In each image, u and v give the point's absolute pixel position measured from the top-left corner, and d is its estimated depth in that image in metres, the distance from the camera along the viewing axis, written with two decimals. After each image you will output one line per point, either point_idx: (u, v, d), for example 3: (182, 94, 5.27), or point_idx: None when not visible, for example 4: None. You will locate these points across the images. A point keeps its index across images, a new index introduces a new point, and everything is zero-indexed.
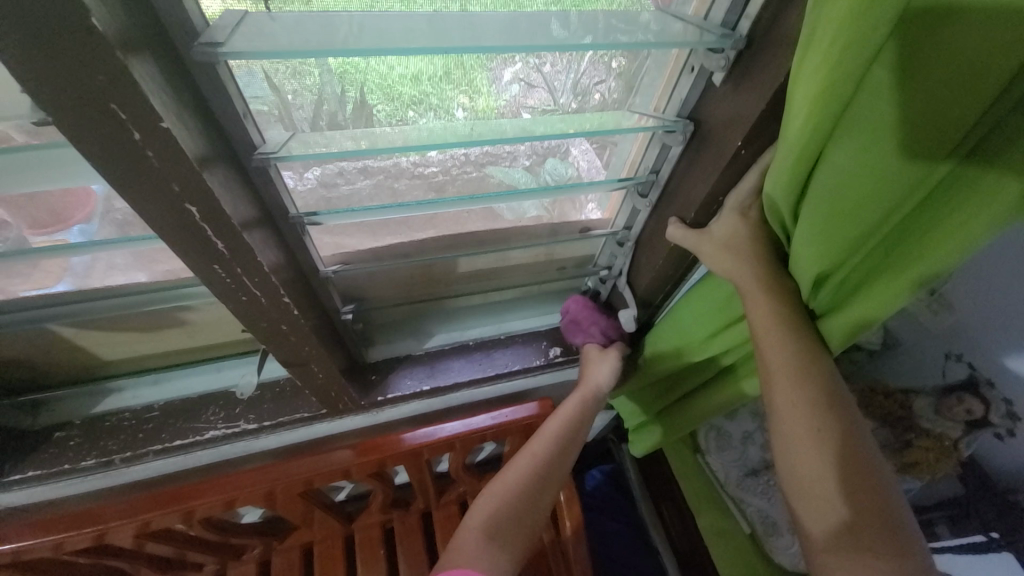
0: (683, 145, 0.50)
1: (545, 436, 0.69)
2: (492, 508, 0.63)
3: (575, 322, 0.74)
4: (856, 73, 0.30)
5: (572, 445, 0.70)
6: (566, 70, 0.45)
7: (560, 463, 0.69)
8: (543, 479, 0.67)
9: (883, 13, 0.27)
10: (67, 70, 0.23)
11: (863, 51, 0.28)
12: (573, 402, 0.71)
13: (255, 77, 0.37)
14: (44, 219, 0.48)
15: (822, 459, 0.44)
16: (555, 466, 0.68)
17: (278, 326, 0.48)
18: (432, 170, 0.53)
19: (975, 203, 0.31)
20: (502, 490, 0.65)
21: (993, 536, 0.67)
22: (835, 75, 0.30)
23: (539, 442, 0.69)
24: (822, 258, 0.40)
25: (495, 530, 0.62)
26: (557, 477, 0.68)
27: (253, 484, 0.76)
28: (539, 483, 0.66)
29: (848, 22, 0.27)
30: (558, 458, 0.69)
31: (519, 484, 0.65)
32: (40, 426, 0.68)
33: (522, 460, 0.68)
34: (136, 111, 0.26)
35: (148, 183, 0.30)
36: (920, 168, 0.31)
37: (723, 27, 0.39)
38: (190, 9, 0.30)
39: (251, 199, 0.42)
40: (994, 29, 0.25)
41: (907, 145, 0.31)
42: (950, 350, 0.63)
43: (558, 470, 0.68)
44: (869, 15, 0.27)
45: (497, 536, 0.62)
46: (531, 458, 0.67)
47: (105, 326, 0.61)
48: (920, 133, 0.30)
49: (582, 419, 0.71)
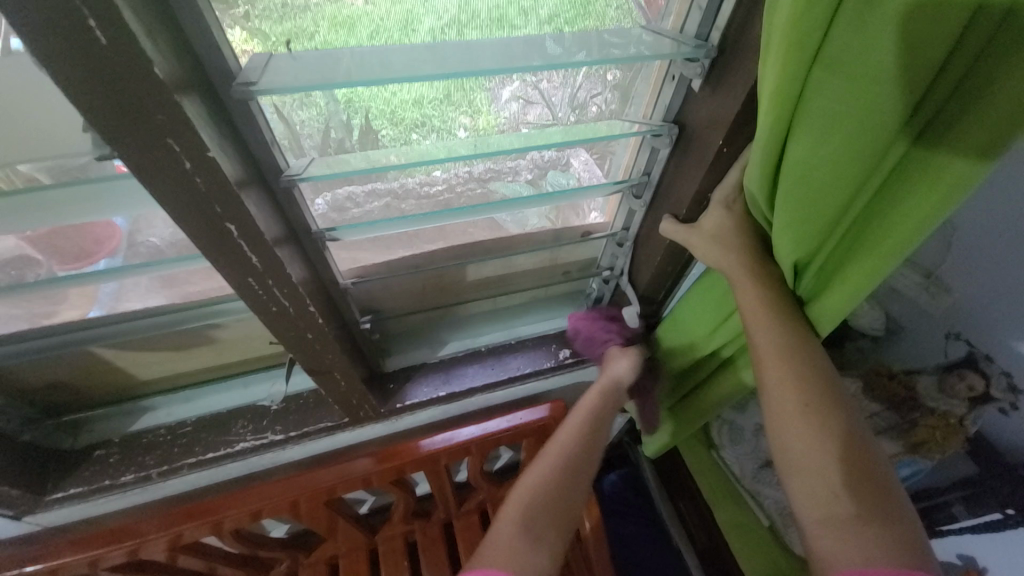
0: (670, 147, 0.54)
1: (571, 427, 0.71)
2: (523, 498, 0.64)
3: (589, 338, 0.79)
4: (804, 73, 0.33)
5: (599, 437, 0.72)
6: (562, 86, 0.49)
7: (589, 455, 0.70)
8: (570, 469, 0.68)
9: (826, 18, 0.30)
10: (130, 112, 0.28)
11: (809, 54, 0.32)
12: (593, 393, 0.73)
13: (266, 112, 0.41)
14: (75, 253, 0.52)
15: (814, 438, 0.46)
16: (583, 457, 0.69)
17: (304, 334, 0.51)
18: (437, 188, 0.57)
19: (927, 180, 0.34)
20: (534, 478, 0.66)
21: (1010, 513, 0.64)
22: (786, 78, 0.33)
23: (565, 433, 0.70)
24: (797, 245, 0.43)
25: (529, 518, 0.63)
26: (584, 467, 0.69)
27: (278, 495, 0.79)
28: (567, 474, 0.67)
29: (790, 31, 0.31)
30: (585, 450, 0.70)
31: (548, 472, 0.67)
32: (80, 445, 0.72)
33: (549, 451, 0.69)
34: (187, 143, 0.30)
35: (195, 207, 0.34)
36: (875, 152, 0.35)
37: (697, 38, 0.43)
38: (226, 55, 0.35)
39: (277, 217, 0.46)
40: (923, 24, 0.29)
41: (860, 134, 0.34)
42: (949, 329, 0.65)
43: (588, 461, 0.70)
44: (807, 23, 0.30)
45: (531, 523, 0.62)
46: (557, 447, 0.69)
47: (141, 346, 0.65)
48: (869, 122, 0.33)
49: (606, 413, 0.72)
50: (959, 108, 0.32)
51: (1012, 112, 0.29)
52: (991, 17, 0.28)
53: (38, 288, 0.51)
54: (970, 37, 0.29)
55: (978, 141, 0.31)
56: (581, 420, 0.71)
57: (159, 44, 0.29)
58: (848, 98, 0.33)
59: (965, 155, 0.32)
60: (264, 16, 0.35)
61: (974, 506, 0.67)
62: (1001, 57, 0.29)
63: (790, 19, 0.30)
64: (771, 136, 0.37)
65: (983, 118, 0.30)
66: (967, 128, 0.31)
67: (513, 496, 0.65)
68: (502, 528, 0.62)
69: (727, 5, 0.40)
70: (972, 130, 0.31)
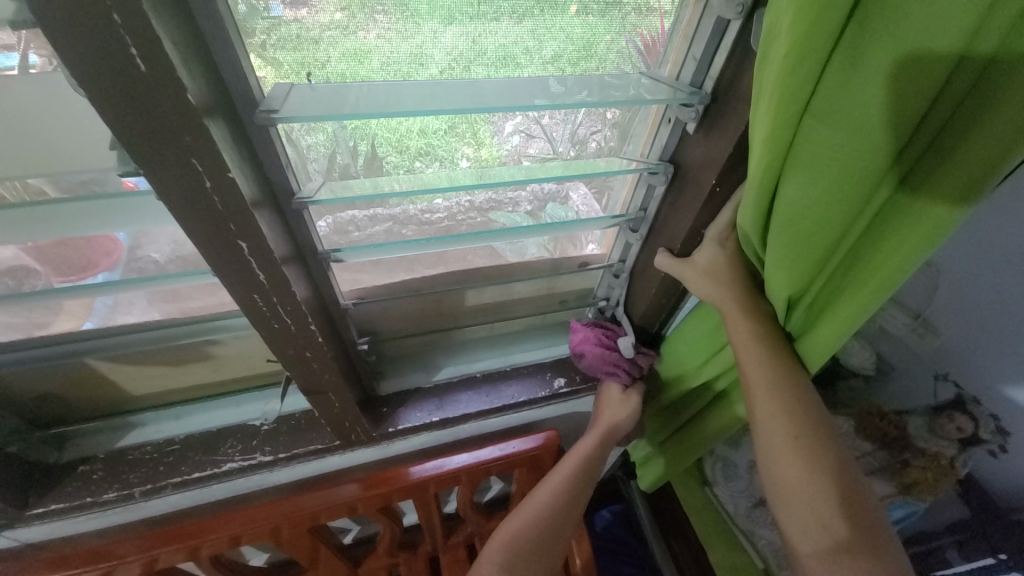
0: (666, 184, 0.56)
1: (563, 469, 0.70)
2: (510, 538, 0.64)
3: (593, 363, 0.74)
4: (795, 119, 0.35)
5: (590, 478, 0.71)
6: (563, 122, 0.51)
7: (579, 495, 0.69)
8: (559, 516, 0.67)
9: (812, 71, 0.32)
10: (158, 133, 0.29)
11: (798, 102, 0.34)
12: (589, 439, 0.72)
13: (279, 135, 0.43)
14: (78, 265, 0.54)
15: (803, 471, 0.47)
16: (574, 499, 0.69)
17: (303, 352, 0.52)
18: (438, 216, 0.59)
19: (911, 222, 0.36)
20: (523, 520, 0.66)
21: (1003, 558, 0.64)
22: (779, 123, 0.35)
23: (556, 477, 0.69)
24: (790, 280, 0.45)
25: (514, 560, 0.63)
26: (573, 512, 0.68)
27: (261, 520, 0.77)
28: (556, 518, 0.67)
29: (782, 80, 0.33)
30: (577, 492, 0.69)
31: (536, 514, 0.66)
32: (64, 460, 0.71)
33: (543, 491, 0.69)
34: (210, 164, 0.32)
35: (210, 222, 0.35)
36: (862, 195, 0.37)
37: (691, 86, 0.46)
38: (251, 83, 0.37)
39: (286, 237, 0.47)
40: (904, 78, 0.31)
41: (846, 177, 0.36)
42: (937, 370, 0.67)
43: (577, 502, 0.69)
44: (798, 74, 0.32)
45: (512, 566, 0.62)
46: (549, 491, 0.68)
47: (136, 361, 0.65)
48: (857, 165, 0.35)
49: (598, 460, 0.71)
50: (941, 153, 0.34)
51: (989, 160, 0.31)
52: (971, 71, 0.30)
53: (37, 299, 0.52)
54: (951, 87, 0.31)
55: (957, 187, 0.33)
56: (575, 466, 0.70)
57: (192, 73, 0.31)
58: (834, 145, 0.35)
59: (946, 201, 0.34)
60: (278, 46, 0.38)
61: (968, 550, 0.67)
62: (978, 107, 0.31)
63: (781, 69, 0.32)
64: (764, 177, 0.39)
65: (962, 163, 0.32)
66: (948, 173, 0.34)
67: (500, 533, 0.66)
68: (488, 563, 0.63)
69: (720, 56, 0.44)
70: (953, 176, 0.33)
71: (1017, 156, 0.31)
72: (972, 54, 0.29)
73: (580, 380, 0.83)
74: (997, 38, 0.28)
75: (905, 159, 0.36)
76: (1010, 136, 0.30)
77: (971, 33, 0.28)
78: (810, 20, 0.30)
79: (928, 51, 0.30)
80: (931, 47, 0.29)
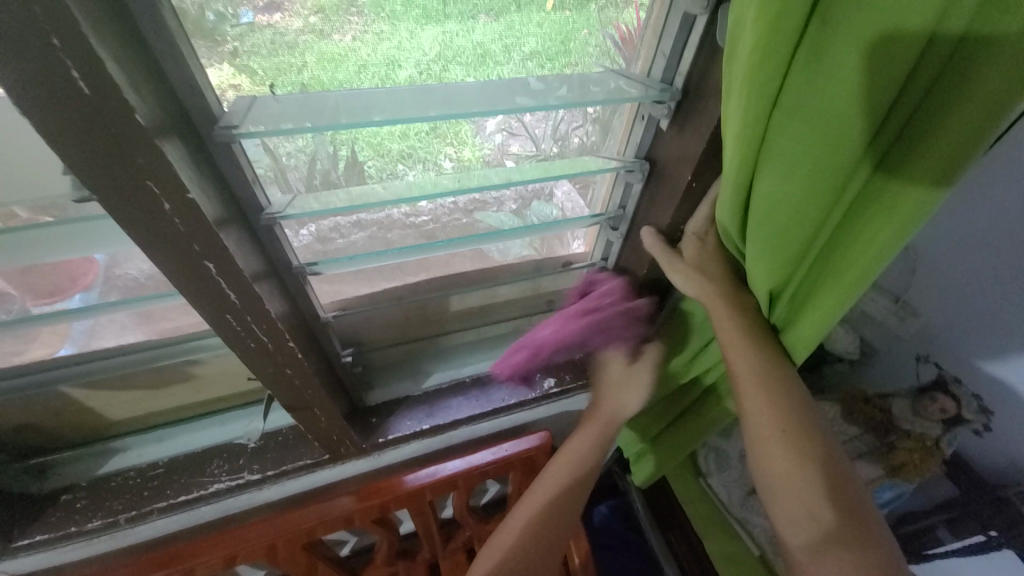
0: (643, 181, 0.56)
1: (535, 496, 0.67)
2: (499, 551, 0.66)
3: (598, 327, 0.64)
4: (767, 112, 0.35)
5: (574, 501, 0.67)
6: (545, 119, 0.51)
7: (558, 523, 0.67)
8: (550, 521, 0.66)
9: (784, 61, 0.32)
10: (110, 155, 0.28)
11: (772, 94, 0.34)
12: (588, 430, 0.68)
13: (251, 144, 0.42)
14: (49, 290, 0.52)
15: (791, 461, 0.47)
16: (552, 527, 0.67)
17: (283, 369, 0.51)
18: (423, 218, 0.58)
19: (889, 208, 0.36)
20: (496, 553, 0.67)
21: (993, 535, 0.62)
22: (751, 117, 0.35)
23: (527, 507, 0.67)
24: (771, 274, 0.45)
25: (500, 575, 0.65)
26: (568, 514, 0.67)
27: (253, 538, 0.76)
28: (545, 524, 0.66)
29: (749, 76, 0.32)
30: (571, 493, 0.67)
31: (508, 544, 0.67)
32: (46, 490, 0.69)
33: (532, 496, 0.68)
34: (167, 185, 0.31)
35: (172, 246, 0.34)
36: (839, 183, 0.37)
37: (662, 82, 0.46)
38: (209, 99, 0.36)
39: (258, 253, 0.46)
40: (876, 63, 0.31)
41: (824, 166, 0.36)
42: (919, 351, 0.69)
43: (559, 529, 0.67)
44: (767, 68, 0.32)
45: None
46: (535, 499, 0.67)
47: (114, 385, 0.63)
48: (834, 152, 0.35)
49: (601, 451, 0.67)
50: (916, 136, 0.34)
51: (963, 140, 0.31)
52: (943, 51, 0.30)
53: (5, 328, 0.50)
54: (923, 68, 0.31)
55: (932, 169, 0.33)
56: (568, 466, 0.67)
57: (141, 93, 0.30)
58: (808, 136, 0.35)
59: (921, 185, 0.34)
60: (252, 52, 0.37)
61: (957, 528, 0.66)
62: (950, 88, 0.31)
63: (749, 64, 0.32)
64: (740, 171, 0.39)
65: (936, 145, 0.32)
66: (922, 156, 0.34)
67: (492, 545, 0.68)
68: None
69: (689, 52, 0.43)
70: (927, 159, 0.33)
71: (990, 134, 0.31)
72: (940, 35, 0.29)
73: (570, 379, 0.83)
74: (966, 16, 0.28)
75: (880, 144, 0.36)
76: (983, 115, 0.30)
77: (939, 12, 0.28)
78: (775, 11, 0.29)
79: (899, 34, 0.30)
80: (899, 30, 0.29)
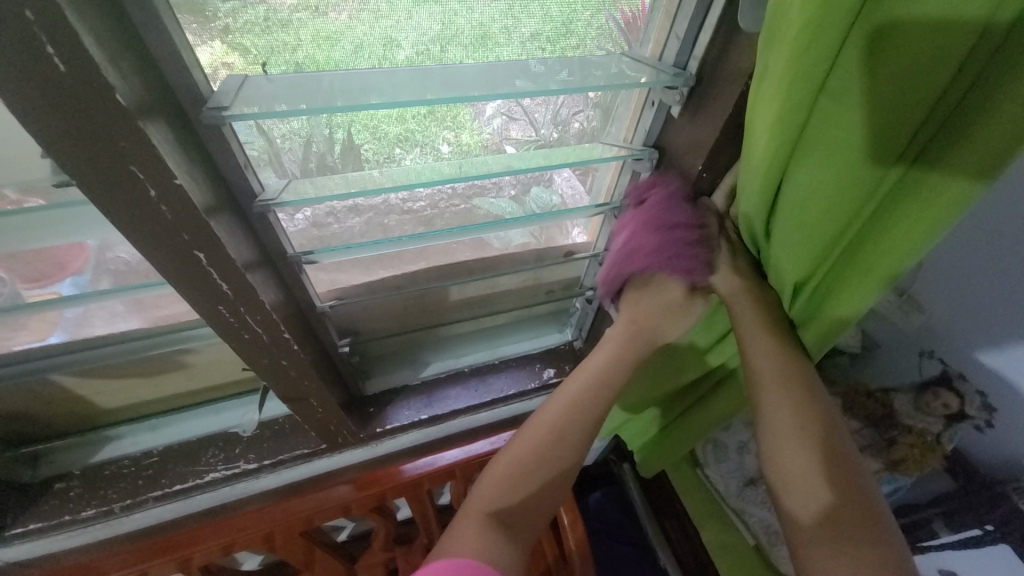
0: (652, 170, 0.55)
1: (532, 434, 0.60)
2: (498, 482, 0.59)
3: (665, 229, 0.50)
4: (806, 100, 0.34)
5: (578, 441, 0.60)
6: (545, 103, 0.49)
7: (560, 459, 0.59)
8: (559, 445, 0.59)
9: (822, 47, 0.31)
10: (92, 141, 0.27)
11: (810, 82, 0.33)
12: (614, 348, 0.58)
13: (245, 128, 0.40)
14: (36, 274, 0.49)
15: (805, 458, 0.46)
16: (552, 463, 0.59)
17: (279, 361, 0.49)
18: (420, 204, 0.56)
19: (923, 206, 0.35)
20: (486, 497, 0.58)
21: (989, 529, 0.65)
22: (787, 106, 0.34)
23: (523, 446, 0.59)
24: (796, 265, 0.44)
25: (498, 511, 0.57)
26: (580, 438, 0.59)
27: (250, 527, 0.76)
28: (554, 445, 0.59)
29: (790, 62, 0.32)
30: (583, 415, 0.59)
31: (503, 485, 0.59)
32: (38, 477, 0.68)
33: (540, 420, 0.60)
34: (152, 170, 0.29)
35: (159, 234, 0.33)
36: (872, 175, 0.36)
37: (675, 67, 0.44)
38: (196, 77, 0.34)
39: (251, 242, 0.45)
40: (919, 49, 0.30)
41: (859, 156, 0.35)
42: (923, 347, 0.68)
43: (562, 468, 0.60)
44: (806, 59, 0.32)
45: (500, 520, 0.57)
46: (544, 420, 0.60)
47: (104, 373, 0.62)
48: (869, 141, 0.34)
49: (624, 370, 0.58)
50: (957, 130, 0.32)
51: (1006, 138, 0.29)
52: (991, 43, 0.28)
53: None
54: (970, 63, 0.30)
55: (972, 166, 0.31)
56: (583, 385, 0.59)
57: (123, 72, 0.28)
58: (845, 125, 0.34)
59: (959, 183, 0.32)
60: (245, 30, 0.34)
61: (953, 522, 0.67)
62: (996, 81, 0.29)
63: (788, 54, 0.32)
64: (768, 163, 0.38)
65: (977, 142, 0.30)
66: (961, 153, 0.32)
67: (488, 479, 0.59)
68: (471, 515, 0.57)
69: (704, 36, 0.41)
70: (967, 155, 0.31)
71: None
72: (994, 24, 0.28)
73: (570, 370, 0.84)
74: (1019, 4, 0.26)
75: (916, 139, 0.34)
76: None
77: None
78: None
79: (946, 20, 0.28)
80: (948, 18, 0.28)
